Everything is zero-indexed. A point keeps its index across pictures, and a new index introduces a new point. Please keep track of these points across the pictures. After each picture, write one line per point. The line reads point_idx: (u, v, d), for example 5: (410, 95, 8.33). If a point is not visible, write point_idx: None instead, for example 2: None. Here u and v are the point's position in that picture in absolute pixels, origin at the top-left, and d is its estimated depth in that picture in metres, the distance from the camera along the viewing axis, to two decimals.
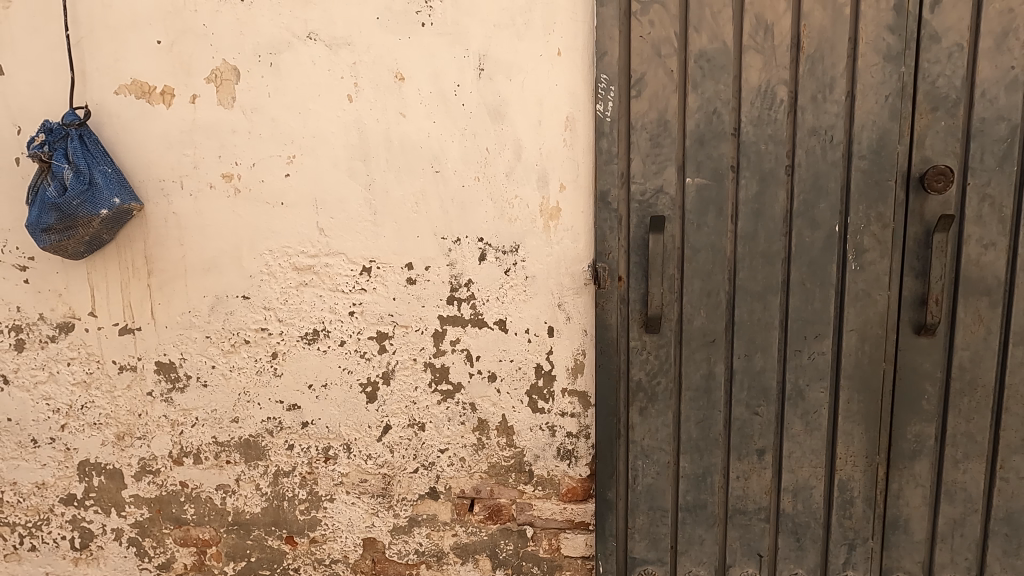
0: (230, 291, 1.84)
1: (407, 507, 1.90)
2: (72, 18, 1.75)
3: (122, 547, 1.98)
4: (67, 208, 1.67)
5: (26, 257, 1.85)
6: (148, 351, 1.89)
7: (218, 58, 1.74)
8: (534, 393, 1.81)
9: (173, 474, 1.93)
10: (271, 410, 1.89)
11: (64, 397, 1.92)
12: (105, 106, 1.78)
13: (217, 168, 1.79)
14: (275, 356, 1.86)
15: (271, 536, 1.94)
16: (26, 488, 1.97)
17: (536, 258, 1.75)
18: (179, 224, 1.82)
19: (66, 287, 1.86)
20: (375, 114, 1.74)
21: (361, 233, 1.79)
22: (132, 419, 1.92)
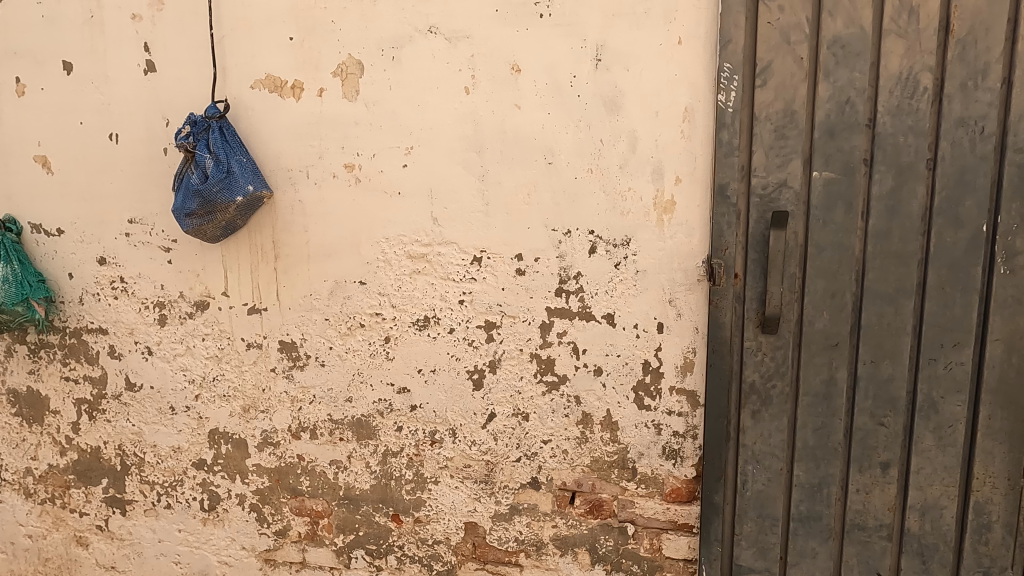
0: (348, 277, 1.92)
1: (509, 495, 1.93)
2: (216, 17, 1.87)
3: (245, 511, 2.13)
4: (208, 195, 1.81)
5: (170, 240, 2.01)
6: (273, 330, 2.01)
7: (344, 53, 1.81)
8: (641, 389, 1.79)
9: (292, 446, 2.05)
10: (382, 392, 1.96)
11: (199, 369, 2.08)
12: (242, 100, 1.90)
13: (340, 159, 1.87)
14: (388, 340, 1.93)
15: (378, 513, 2.03)
16: (164, 451, 2.15)
17: (648, 253, 1.72)
18: (304, 212, 1.92)
19: (203, 268, 2.01)
20: (491, 106, 1.75)
21: (473, 223, 1.82)
22: (257, 392, 2.05)
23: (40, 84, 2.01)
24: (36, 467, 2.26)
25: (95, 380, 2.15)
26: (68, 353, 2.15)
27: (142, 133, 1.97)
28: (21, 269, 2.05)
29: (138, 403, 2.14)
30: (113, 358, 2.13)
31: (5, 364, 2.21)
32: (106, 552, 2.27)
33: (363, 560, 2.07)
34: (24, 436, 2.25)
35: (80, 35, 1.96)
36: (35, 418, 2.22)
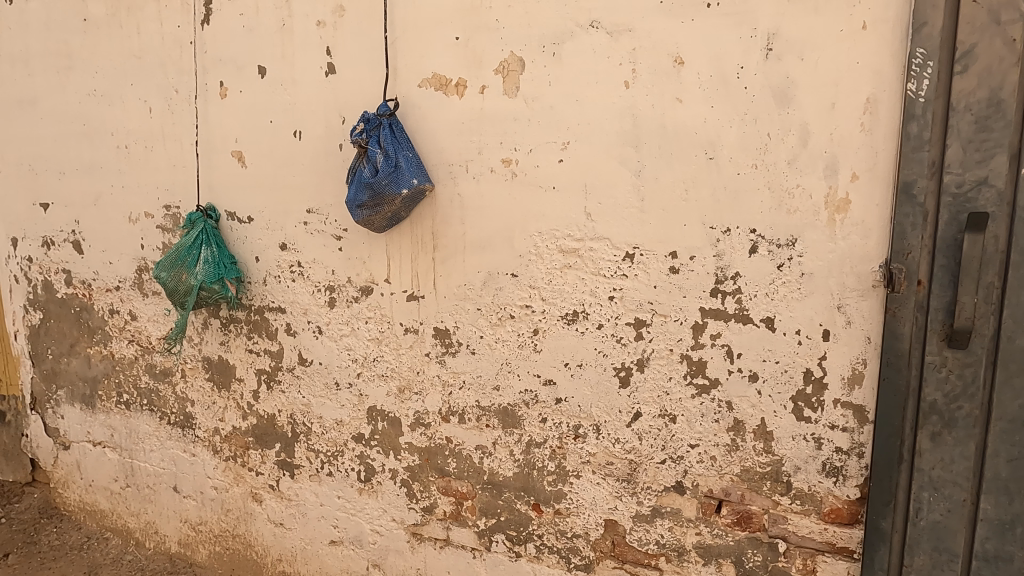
0: (501, 269, 1.98)
1: (651, 497, 1.89)
2: (390, 21, 1.99)
3: (396, 486, 2.26)
4: (377, 187, 1.93)
5: (341, 229, 2.17)
6: (429, 317, 2.11)
7: (506, 50, 1.86)
8: (801, 400, 1.68)
9: (441, 428, 2.15)
10: (529, 383, 2.00)
11: (361, 349, 2.23)
12: (411, 98, 2.01)
13: (498, 154, 1.92)
14: (536, 332, 1.96)
15: (519, 500, 2.07)
16: (328, 423, 2.34)
17: (815, 255, 1.61)
18: (462, 205, 2.00)
19: (369, 256, 2.16)
20: (651, 100, 1.72)
21: (626, 219, 1.80)
22: (412, 375, 2.17)
23: (239, 87, 2.26)
24: (223, 427, 2.55)
25: (273, 354, 2.38)
26: (253, 328, 2.40)
27: (322, 130, 2.14)
28: (218, 252, 2.31)
29: (308, 377, 2.34)
30: (289, 335, 2.34)
31: (202, 335, 2.51)
32: (276, 510, 2.51)
33: (503, 544, 2.13)
34: (215, 399, 2.54)
35: (273, 41, 2.17)
36: (224, 384, 2.51)
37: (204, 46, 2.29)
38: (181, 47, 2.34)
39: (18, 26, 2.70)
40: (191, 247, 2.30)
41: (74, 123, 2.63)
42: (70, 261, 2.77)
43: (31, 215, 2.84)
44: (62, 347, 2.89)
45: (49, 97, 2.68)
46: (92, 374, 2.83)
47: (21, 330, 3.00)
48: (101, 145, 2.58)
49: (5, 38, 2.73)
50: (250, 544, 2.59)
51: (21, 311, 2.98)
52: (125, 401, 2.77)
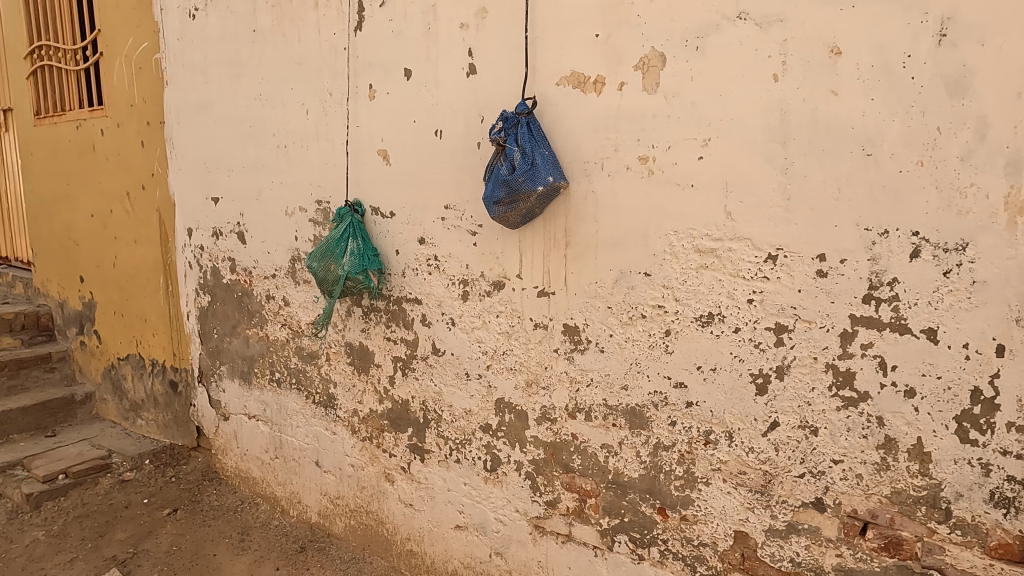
0: (634, 267, 1.95)
1: (787, 511, 1.80)
2: (531, 20, 2.03)
3: (520, 478, 2.30)
4: (514, 184, 1.96)
5: (476, 225, 2.24)
6: (558, 313, 2.13)
7: (647, 46, 1.83)
8: (966, 420, 1.53)
9: (567, 424, 2.16)
10: (658, 384, 1.96)
11: (491, 342, 2.29)
12: (548, 96, 2.03)
13: (635, 151, 1.90)
14: (668, 333, 1.92)
15: (645, 503, 2.04)
16: (457, 411, 2.42)
17: (990, 261, 1.46)
18: (596, 202, 1.99)
19: (502, 252, 2.20)
20: (802, 94, 1.63)
21: (770, 219, 1.71)
22: (540, 369, 2.19)
23: (387, 89, 2.38)
24: (361, 409, 2.72)
25: (409, 342, 2.50)
26: (391, 317, 2.54)
27: (461, 129, 2.21)
28: (363, 244, 2.46)
29: (440, 366, 2.43)
30: (424, 325, 2.45)
31: (345, 321, 2.68)
32: (407, 491, 2.64)
33: (626, 545, 2.11)
34: (355, 382, 2.71)
35: (420, 44, 2.27)
36: (363, 369, 2.67)
37: (357, 51, 2.45)
38: (336, 53, 2.51)
39: (198, 38, 3.01)
40: (339, 239, 2.47)
41: (242, 125, 2.90)
42: (235, 250, 3.06)
43: (204, 208, 3.17)
44: (225, 327, 3.20)
45: (222, 102, 2.97)
46: (250, 353, 3.11)
47: (192, 311, 3.35)
48: (264, 145, 2.83)
49: (188, 49, 3.07)
50: (381, 521, 2.74)
51: (193, 294, 3.33)
52: (276, 379, 3.02)
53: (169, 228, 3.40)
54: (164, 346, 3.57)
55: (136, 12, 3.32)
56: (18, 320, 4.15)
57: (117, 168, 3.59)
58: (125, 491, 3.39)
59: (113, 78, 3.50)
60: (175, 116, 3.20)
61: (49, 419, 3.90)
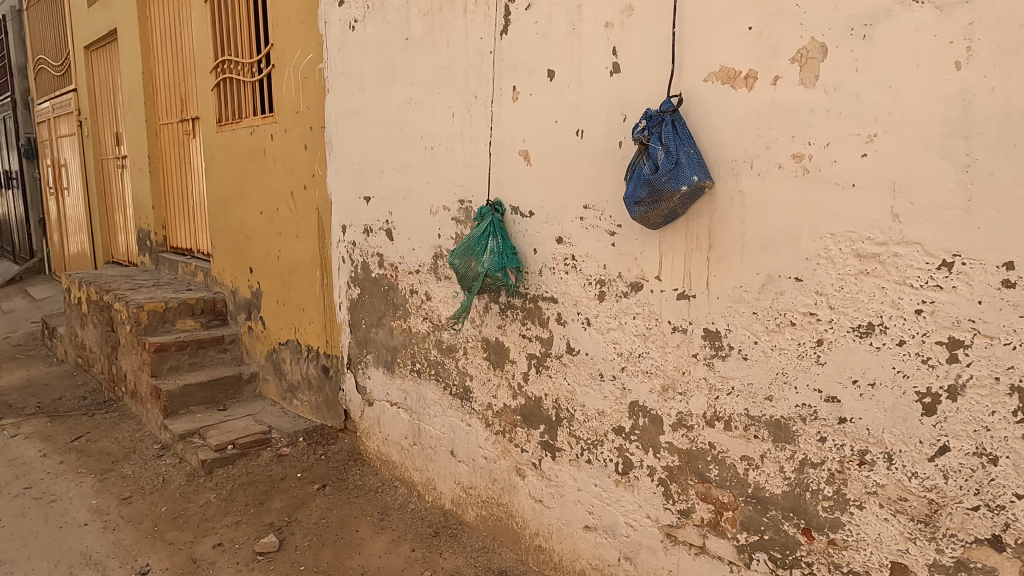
0: (784, 271, 1.84)
1: (956, 547, 1.62)
2: (679, 16, 1.97)
3: (653, 484, 2.25)
4: (657, 184, 1.92)
5: (615, 225, 2.21)
6: (698, 317, 2.05)
7: (806, 37, 1.72)
8: None
9: (704, 433, 2.08)
10: (807, 397, 1.84)
11: (627, 343, 2.25)
12: (695, 93, 1.97)
13: (789, 149, 1.79)
14: (820, 343, 1.79)
15: (788, 522, 1.93)
16: (590, 411, 2.41)
17: None
18: (743, 202, 1.90)
19: (641, 252, 2.16)
20: (990, 82, 1.46)
21: (946, 222, 1.55)
22: (677, 374, 2.13)
23: (530, 90, 2.42)
24: (495, 403, 2.79)
25: (544, 340, 2.53)
26: (527, 315, 2.58)
27: (603, 128, 2.20)
28: (503, 242, 2.52)
29: (574, 365, 2.43)
30: (559, 324, 2.46)
31: (483, 317, 2.77)
32: (537, 487, 2.67)
33: (765, 565, 2.00)
34: (490, 376, 2.79)
35: (564, 45, 2.29)
36: (499, 364, 2.73)
37: (502, 54, 2.51)
38: (482, 57, 2.59)
39: (357, 48, 3.23)
40: (480, 237, 2.54)
41: (393, 129, 3.08)
42: (383, 246, 3.25)
43: (357, 207, 3.40)
44: (372, 318, 3.41)
45: (375, 107, 3.17)
46: (394, 344, 3.29)
47: (344, 302, 3.61)
48: (412, 147, 2.98)
49: (348, 59, 3.30)
50: (511, 514, 2.80)
51: (345, 286, 3.58)
52: (417, 369, 3.18)
53: (326, 225, 3.68)
54: (317, 334, 3.87)
55: (304, 27, 3.62)
56: (199, 305, 4.68)
57: (283, 169, 3.94)
58: (282, 464, 3.71)
59: (282, 88, 3.84)
60: (334, 121, 3.46)
61: (221, 394, 4.34)
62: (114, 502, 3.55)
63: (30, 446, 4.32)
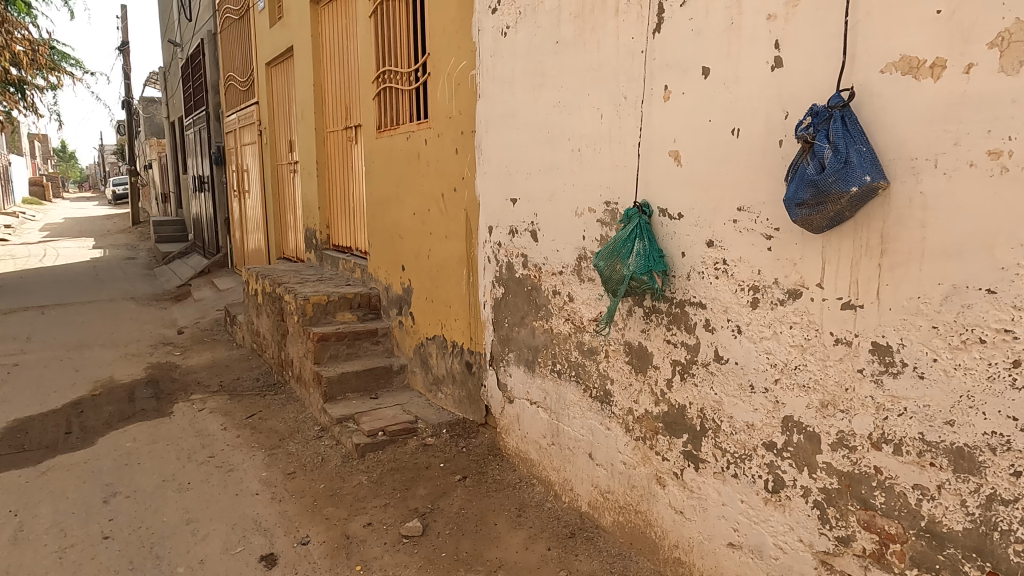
0: (973, 282, 1.64)
1: None
2: (853, 3, 1.82)
3: (807, 505, 2.10)
4: (822, 185, 1.79)
5: (773, 228, 2.09)
6: (866, 330, 1.88)
7: (1008, 18, 1.51)
8: None
9: (869, 456, 1.91)
10: (998, 425, 1.63)
11: (782, 354, 2.12)
12: (869, 86, 1.81)
13: (983, 145, 1.59)
14: (1017, 364, 1.58)
15: (968, 562, 1.72)
16: (738, 424, 2.29)
17: None
18: (924, 205, 1.72)
19: (801, 258, 2.02)
20: None
21: None
22: (839, 390, 1.97)
23: (683, 89, 2.35)
24: (636, 409, 2.74)
25: (690, 347, 2.44)
26: (673, 320, 2.51)
27: (761, 126, 2.09)
28: (650, 245, 2.47)
29: (722, 374, 2.32)
30: (707, 331, 2.37)
31: (626, 321, 2.73)
32: (678, 497, 2.59)
33: None
34: (632, 381, 2.74)
35: (720, 41, 2.20)
36: (641, 369, 2.68)
37: (654, 53, 2.46)
38: (633, 57, 2.55)
39: (508, 53, 3.31)
40: (626, 239, 2.51)
41: (541, 131, 3.13)
42: (528, 247, 3.31)
43: (503, 208, 3.49)
44: (515, 317, 3.49)
45: (524, 111, 3.23)
46: (535, 343, 3.34)
47: (488, 301, 3.71)
48: (559, 149, 3.01)
49: (499, 65, 3.39)
50: (650, 522, 2.74)
51: (489, 285, 3.69)
52: (558, 370, 3.20)
53: (473, 225, 3.81)
54: (462, 330, 4.01)
55: (459, 36, 3.78)
56: (356, 299, 5.03)
57: (435, 172, 4.14)
58: (427, 453, 3.90)
59: (437, 94, 4.03)
60: (484, 126, 3.57)
61: (374, 384, 4.64)
62: (280, 475, 3.91)
63: (214, 420, 4.87)
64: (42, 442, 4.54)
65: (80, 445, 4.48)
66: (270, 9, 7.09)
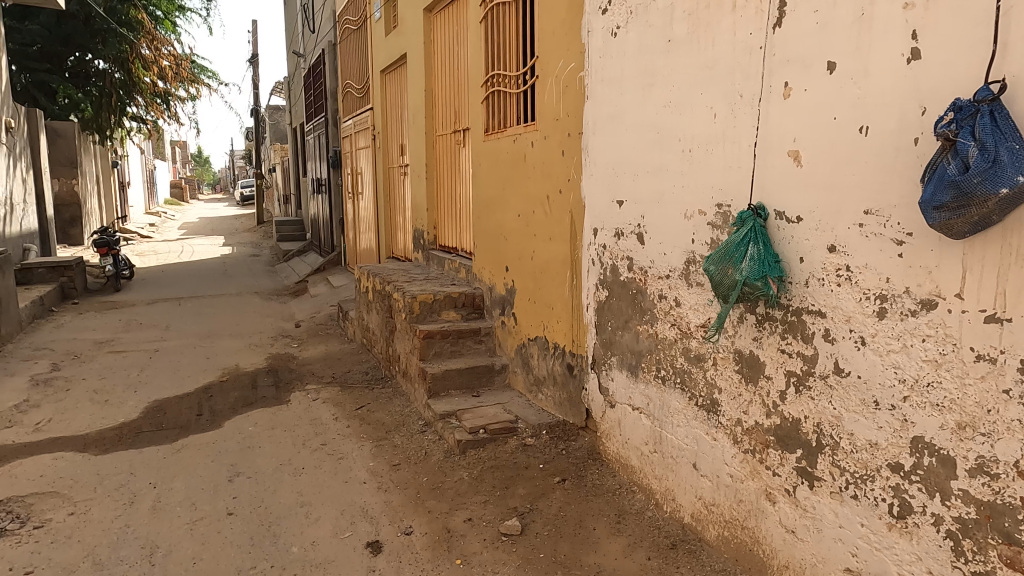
0: None
1: None
2: None
3: (938, 535, 1.93)
4: (965, 187, 1.64)
5: (905, 233, 1.93)
6: (1014, 347, 1.70)
7: None
8: None
9: (1014, 486, 1.72)
10: None
11: (912, 369, 1.95)
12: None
13: None
14: None
15: None
16: (859, 442, 2.14)
17: None
18: None
19: (938, 265, 1.86)
20: None
21: None
22: (979, 412, 1.78)
23: (806, 85, 2.23)
24: (746, 420, 2.62)
25: (807, 358, 2.31)
26: (788, 329, 2.38)
27: (894, 123, 1.94)
28: (765, 250, 2.37)
29: (842, 388, 2.18)
30: (826, 341, 2.23)
31: (737, 328, 2.63)
32: (789, 515, 2.46)
33: None
34: (741, 391, 2.63)
35: (849, 33, 2.06)
36: (752, 379, 2.57)
37: (774, 49, 2.35)
38: (751, 53, 2.45)
39: (618, 54, 3.28)
40: (739, 243, 2.41)
41: (650, 132, 3.07)
42: (634, 250, 3.26)
43: (609, 210, 3.45)
44: (619, 321, 3.44)
45: (633, 111, 3.18)
46: (639, 348, 3.28)
47: (592, 303, 3.69)
48: (669, 150, 2.94)
49: (608, 65, 3.36)
50: (758, 540, 2.61)
51: (593, 288, 3.67)
52: (662, 376, 3.13)
53: (578, 227, 3.80)
54: (564, 332, 4.01)
55: (567, 37, 3.78)
56: (461, 298, 5.14)
57: (540, 174, 4.16)
58: (526, 453, 3.92)
59: (544, 97, 4.06)
60: (591, 127, 3.55)
61: (476, 382, 4.72)
62: (386, 466, 4.06)
63: (326, 409, 5.14)
64: (178, 422, 4.96)
65: (210, 426, 4.87)
66: (386, 18, 7.41)
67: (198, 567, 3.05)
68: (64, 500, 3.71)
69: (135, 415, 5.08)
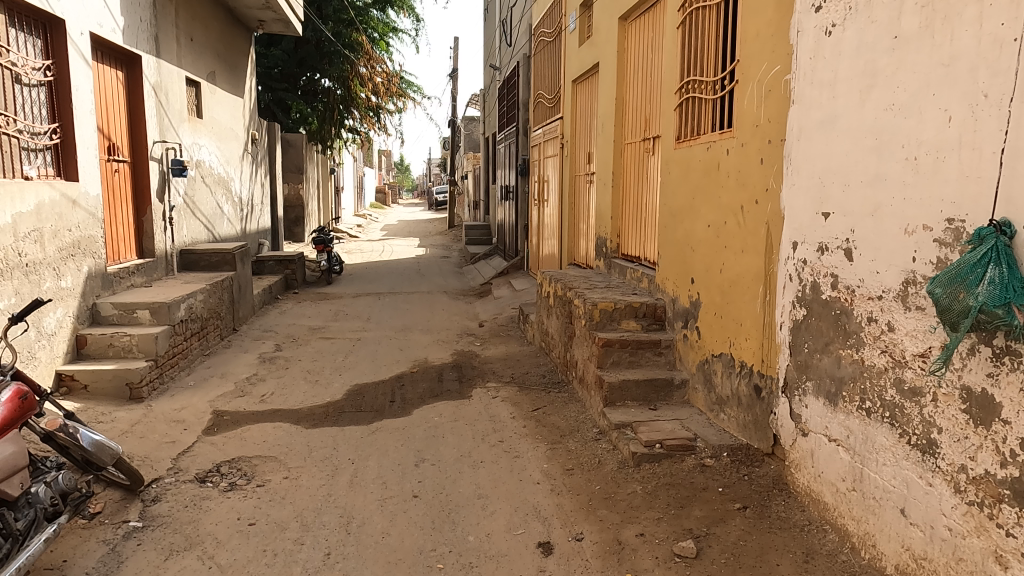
0: None
1: None
2: None
3: None
4: None
5: None
6: None
7: None
8: None
9: None
10: None
11: None
12: None
13: None
14: None
15: None
16: None
17: None
18: None
19: None
20: None
21: None
22: None
23: None
24: (972, 467, 2.28)
25: None
26: None
27: None
28: (1009, 272, 2.04)
29: None
30: None
31: (966, 361, 2.29)
32: None
33: None
34: (968, 434, 2.30)
35: None
36: (984, 422, 2.23)
37: None
38: (1002, 47, 2.13)
39: (833, 54, 3.03)
40: (976, 264, 2.12)
41: (867, 138, 2.79)
42: (841, 267, 2.98)
43: (813, 223, 3.20)
44: (818, 343, 3.17)
45: (847, 116, 2.92)
46: (840, 374, 3.00)
47: (787, 322, 3.44)
48: (890, 157, 2.66)
49: (820, 68, 3.12)
50: None
51: (790, 305, 3.42)
52: (866, 408, 2.83)
53: (774, 240, 3.58)
54: (753, 351, 3.79)
55: (773, 39, 3.57)
56: (642, 309, 5.06)
57: (735, 184, 3.97)
58: (705, 474, 3.76)
59: (744, 102, 3.87)
60: (797, 133, 3.32)
61: (654, 395, 4.62)
62: (560, 470, 4.12)
63: (505, 408, 5.33)
64: (375, 406, 5.43)
65: (400, 412, 5.28)
66: (580, 29, 7.53)
67: (386, 541, 3.31)
68: (280, 465, 4.23)
69: (339, 396, 5.66)
